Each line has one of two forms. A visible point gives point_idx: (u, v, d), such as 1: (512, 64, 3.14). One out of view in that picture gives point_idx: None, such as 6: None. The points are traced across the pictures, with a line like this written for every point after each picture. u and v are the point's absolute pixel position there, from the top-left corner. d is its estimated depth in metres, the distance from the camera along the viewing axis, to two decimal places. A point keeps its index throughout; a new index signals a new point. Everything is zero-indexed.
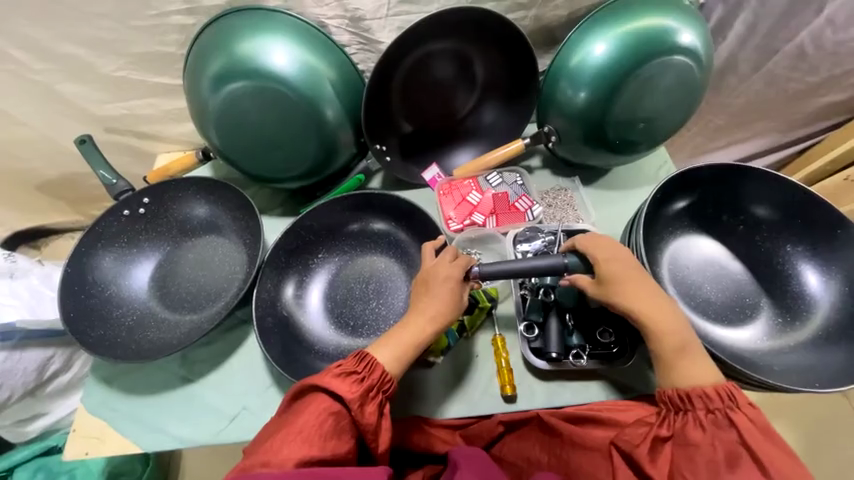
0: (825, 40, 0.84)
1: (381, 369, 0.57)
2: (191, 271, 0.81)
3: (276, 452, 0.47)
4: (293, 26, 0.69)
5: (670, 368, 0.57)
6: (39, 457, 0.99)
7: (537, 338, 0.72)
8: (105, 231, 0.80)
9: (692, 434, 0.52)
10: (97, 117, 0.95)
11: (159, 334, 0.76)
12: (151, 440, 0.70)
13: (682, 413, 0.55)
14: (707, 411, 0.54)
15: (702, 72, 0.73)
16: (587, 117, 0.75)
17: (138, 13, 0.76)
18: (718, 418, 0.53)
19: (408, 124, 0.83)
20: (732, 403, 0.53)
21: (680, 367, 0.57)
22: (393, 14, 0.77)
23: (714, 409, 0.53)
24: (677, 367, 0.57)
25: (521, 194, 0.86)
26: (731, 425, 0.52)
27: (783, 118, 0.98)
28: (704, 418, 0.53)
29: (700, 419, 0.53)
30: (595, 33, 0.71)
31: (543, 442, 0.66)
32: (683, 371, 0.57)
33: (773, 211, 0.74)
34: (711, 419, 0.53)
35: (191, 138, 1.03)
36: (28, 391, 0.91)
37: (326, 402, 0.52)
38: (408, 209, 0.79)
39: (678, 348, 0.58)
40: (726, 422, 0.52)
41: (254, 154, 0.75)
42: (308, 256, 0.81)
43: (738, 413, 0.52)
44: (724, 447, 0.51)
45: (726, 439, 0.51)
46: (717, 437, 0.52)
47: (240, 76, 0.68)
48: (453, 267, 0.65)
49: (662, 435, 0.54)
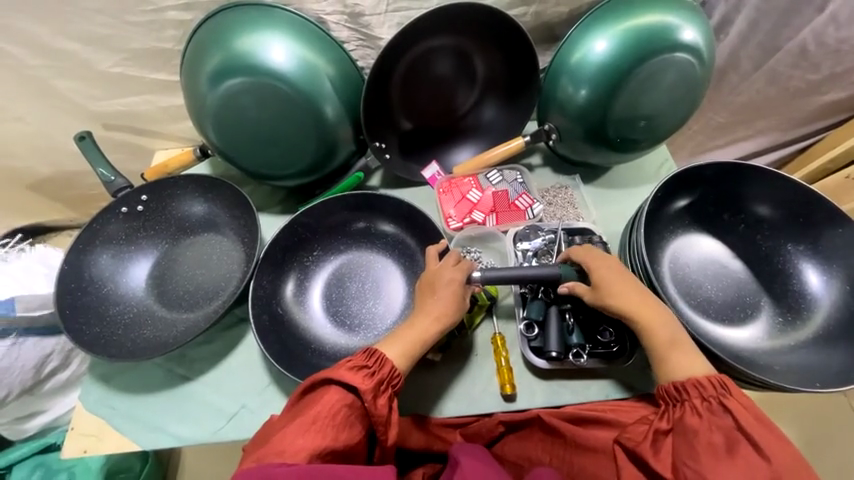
0: (828, 38, 0.83)
1: (391, 364, 0.57)
2: (189, 269, 0.80)
3: (290, 444, 0.47)
4: (291, 22, 0.68)
5: (665, 365, 0.57)
6: (37, 455, 0.99)
7: (537, 337, 0.71)
8: (102, 228, 0.79)
9: (689, 422, 0.51)
10: (93, 113, 0.95)
11: (156, 333, 0.75)
12: (150, 438, 0.70)
13: (679, 405, 0.54)
14: (701, 399, 0.52)
15: (704, 69, 0.72)
16: (587, 115, 0.74)
17: (134, 8, 0.75)
18: (713, 405, 0.51)
19: (407, 121, 0.83)
20: (724, 390, 0.52)
21: (680, 361, 0.57)
22: (392, 10, 0.77)
23: (708, 397, 0.52)
24: (676, 361, 0.57)
25: (521, 192, 0.85)
26: (726, 410, 0.51)
27: (785, 116, 0.97)
28: (699, 406, 0.52)
29: (696, 406, 0.52)
30: (596, 30, 0.70)
31: (546, 442, 0.66)
32: (679, 365, 0.57)
33: (773, 210, 0.74)
34: (706, 406, 0.52)
35: (188, 135, 1.02)
36: (25, 389, 0.91)
37: (339, 394, 0.51)
38: (409, 211, 0.79)
39: (677, 343, 0.58)
40: (721, 408, 0.51)
41: (252, 151, 0.75)
42: (306, 254, 0.80)
43: (731, 399, 0.51)
44: (720, 432, 0.50)
45: (722, 425, 0.50)
46: (713, 424, 0.50)
47: (238, 71, 0.67)
48: (456, 270, 0.66)
49: (662, 429, 0.53)
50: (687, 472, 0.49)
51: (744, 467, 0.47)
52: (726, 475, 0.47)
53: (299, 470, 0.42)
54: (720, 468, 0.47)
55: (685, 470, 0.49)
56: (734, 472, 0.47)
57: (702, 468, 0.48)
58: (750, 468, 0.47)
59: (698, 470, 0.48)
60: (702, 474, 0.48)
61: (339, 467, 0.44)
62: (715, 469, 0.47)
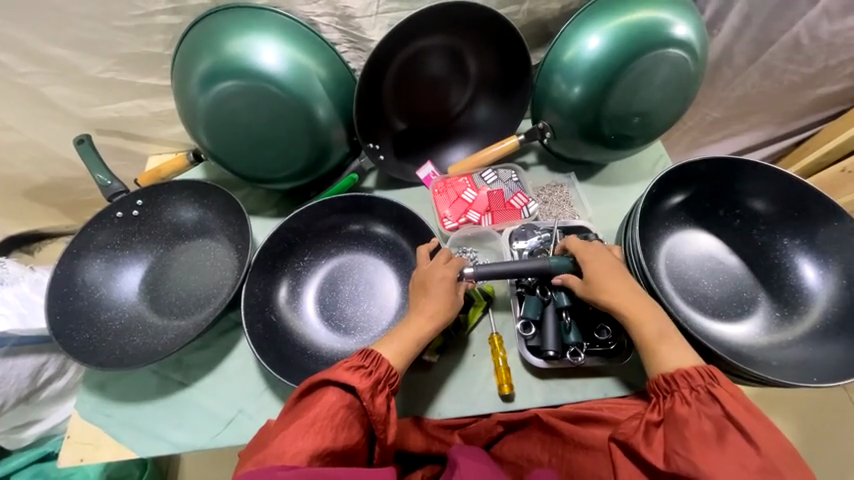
0: (821, 31, 0.82)
1: (387, 363, 0.56)
2: (182, 276, 0.80)
3: (289, 446, 0.46)
4: (284, 26, 0.68)
5: (654, 358, 0.57)
6: (36, 463, 0.97)
7: (534, 336, 0.70)
8: (96, 234, 0.79)
9: (679, 411, 0.50)
10: (86, 119, 0.94)
11: (146, 340, 0.75)
12: (148, 446, 0.70)
13: (669, 396, 0.53)
14: (690, 389, 0.52)
15: (697, 63, 0.72)
16: (580, 112, 0.74)
17: (122, 13, 0.75)
18: (701, 395, 0.51)
19: (400, 122, 0.83)
20: (713, 380, 0.52)
21: (668, 354, 0.56)
22: (382, 11, 0.76)
23: (696, 386, 0.52)
24: (667, 354, 0.56)
25: (516, 191, 0.85)
26: (715, 400, 0.50)
27: (780, 109, 0.97)
28: (687, 395, 0.51)
29: (685, 396, 0.51)
30: (590, 27, 0.70)
31: (544, 442, 0.65)
32: (669, 357, 0.56)
33: (769, 205, 0.74)
34: (695, 396, 0.51)
35: (183, 139, 1.02)
36: (21, 398, 0.91)
37: (335, 395, 0.51)
38: (405, 214, 0.78)
39: (666, 336, 0.58)
40: (709, 398, 0.51)
41: (244, 154, 0.74)
42: (296, 259, 0.80)
43: (719, 388, 0.51)
44: (711, 421, 0.49)
45: (711, 414, 0.49)
46: (701, 412, 0.50)
47: (228, 74, 0.67)
48: (448, 268, 0.66)
49: (653, 420, 0.52)
50: (678, 460, 0.47)
51: (735, 456, 0.46)
52: (717, 462, 0.45)
53: (303, 472, 0.42)
54: (711, 455, 0.46)
55: (676, 458, 0.47)
56: (724, 459, 0.46)
57: (693, 456, 0.46)
58: (740, 456, 0.45)
59: (690, 460, 0.46)
60: (694, 462, 0.46)
61: (340, 469, 0.43)
62: (706, 455, 0.46)
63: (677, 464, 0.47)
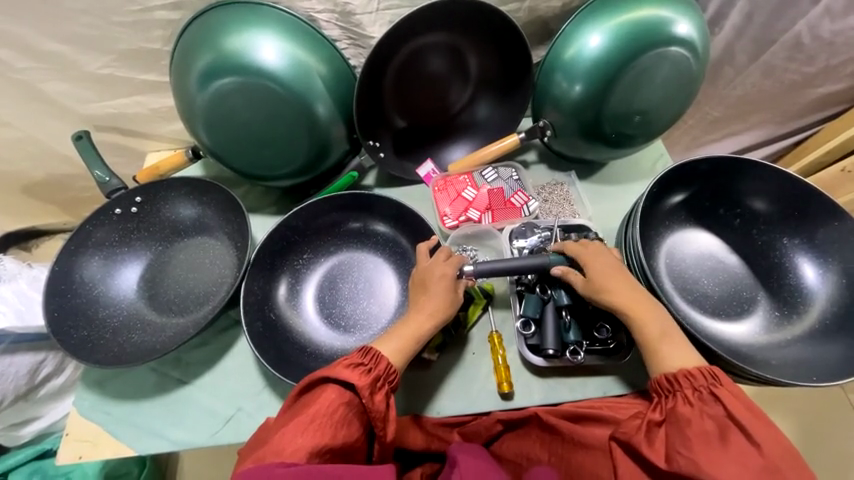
0: (822, 30, 0.82)
1: (386, 361, 0.56)
2: (181, 273, 0.80)
3: (288, 443, 0.46)
4: (284, 22, 0.68)
5: (654, 358, 0.57)
6: (33, 461, 0.97)
7: (534, 335, 0.70)
8: (94, 231, 0.78)
9: (681, 411, 0.50)
10: (84, 116, 0.94)
11: (144, 337, 0.75)
12: (148, 443, 0.70)
13: (671, 396, 0.53)
14: (693, 389, 0.52)
15: (699, 62, 0.72)
16: (581, 110, 0.74)
17: (120, 8, 0.74)
18: (704, 395, 0.51)
19: (400, 120, 0.82)
20: (714, 380, 0.52)
21: (669, 354, 0.56)
22: (382, 8, 0.76)
23: (699, 386, 0.52)
24: (668, 355, 0.56)
25: (516, 189, 0.85)
26: (717, 399, 0.50)
27: (780, 109, 0.97)
28: (690, 396, 0.51)
29: (688, 396, 0.52)
30: (591, 25, 0.69)
31: (544, 441, 0.65)
32: (669, 357, 0.56)
33: (769, 205, 0.74)
34: (697, 395, 0.51)
35: (182, 136, 1.01)
36: (19, 395, 0.91)
37: (335, 393, 0.51)
38: (406, 212, 0.78)
39: (666, 334, 0.58)
40: (711, 397, 0.51)
41: (243, 151, 0.74)
42: (295, 257, 0.79)
43: (721, 388, 0.51)
44: (713, 420, 0.49)
45: (713, 413, 0.49)
46: (704, 412, 0.50)
47: (228, 71, 0.66)
48: (447, 265, 0.66)
49: (654, 420, 0.52)
50: (680, 460, 0.47)
51: (736, 455, 0.46)
52: (719, 461, 0.46)
53: (301, 470, 0.42)
54: (713, 455, 0.46)
55: (678, 457, 0.47)
56: (726, 458, 0.46)
57: (695, 455, 0.46)
58: (741, 456, 0.46)
59: (692, 459, 0.46)
60: (696, 461, 0.46)
61: (339, 467, 0.43)
62: (708, 455, 0.46)
63: (679, 463, 0.47)
